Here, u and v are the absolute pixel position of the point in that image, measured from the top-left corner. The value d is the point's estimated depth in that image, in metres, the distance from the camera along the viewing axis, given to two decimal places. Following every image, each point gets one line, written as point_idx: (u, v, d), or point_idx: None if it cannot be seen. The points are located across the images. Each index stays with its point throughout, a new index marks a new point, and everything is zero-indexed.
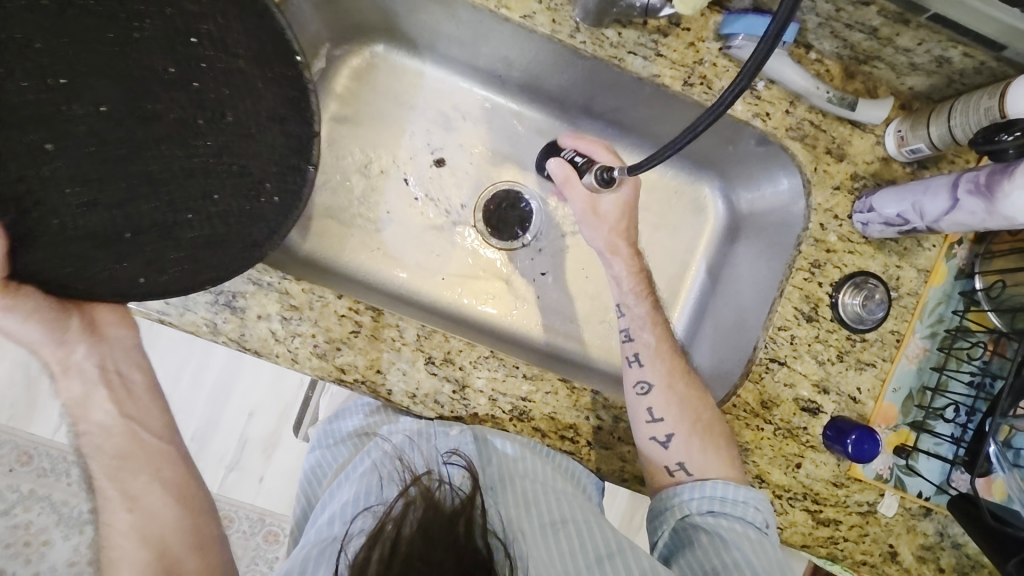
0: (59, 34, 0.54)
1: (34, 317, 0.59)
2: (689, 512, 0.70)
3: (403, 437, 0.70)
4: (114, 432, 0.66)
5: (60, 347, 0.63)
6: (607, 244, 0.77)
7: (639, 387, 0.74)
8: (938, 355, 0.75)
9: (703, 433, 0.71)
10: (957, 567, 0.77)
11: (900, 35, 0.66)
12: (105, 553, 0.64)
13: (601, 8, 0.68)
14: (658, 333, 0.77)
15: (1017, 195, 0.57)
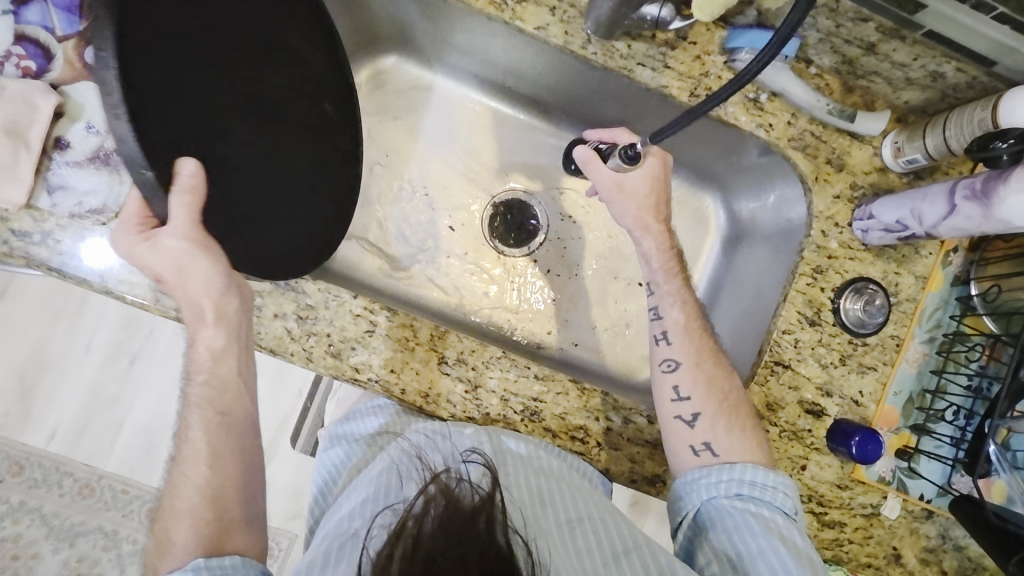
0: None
1: (200, 259, 0.56)
2: (717, 494, 0.71)
3: (422, 436, 0.71)
4: (221, 387, 0.63)
5: (221, 293, 0.59)
6: (636, 221, 0.79)
7: (665, 365, 0.76)
8: (936, 359, 0.77)
9: (728, 414, 0.72)
10: (960, 569, 0.78)
11: (896, 51, 0.70)
12: (168, 502, 0.63)
13: (612, 21, 0.70)
14: (688, 310, 0.78)
15: (1013, 200, 0.60)
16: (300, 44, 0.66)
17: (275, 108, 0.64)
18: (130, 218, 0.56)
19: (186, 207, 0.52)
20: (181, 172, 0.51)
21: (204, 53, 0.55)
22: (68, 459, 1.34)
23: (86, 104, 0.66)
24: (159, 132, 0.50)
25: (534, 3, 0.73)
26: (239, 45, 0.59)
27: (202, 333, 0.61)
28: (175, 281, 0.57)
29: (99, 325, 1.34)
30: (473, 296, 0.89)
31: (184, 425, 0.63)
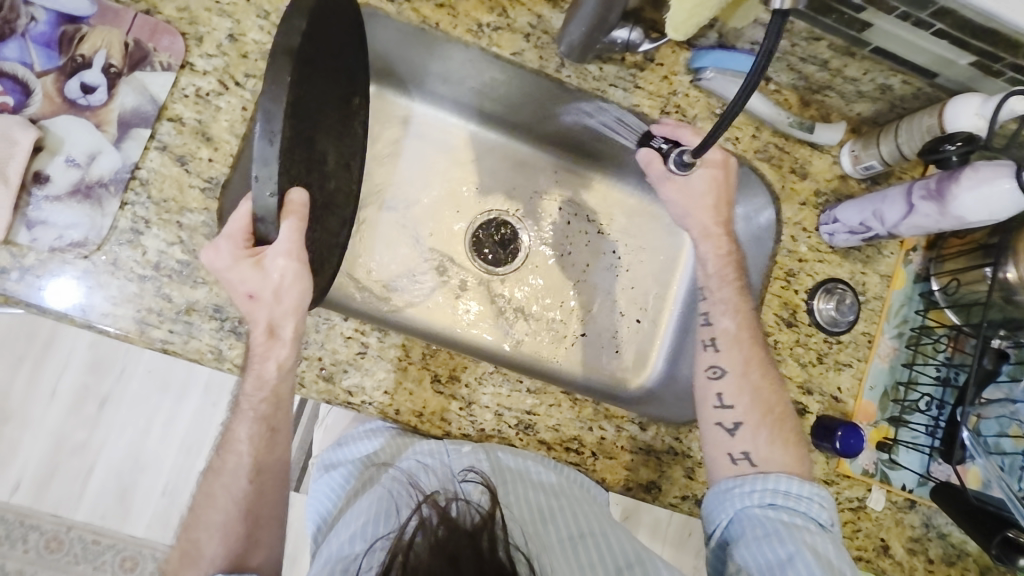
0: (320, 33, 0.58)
1: (301, 280, 0.59)
2: (750, 504, 0.71)
3: (415, 463, 0.70)
4: (276, 405, 0.65)
5: (293, 317, 0.61)
6: (699, 226, 0.80)
7: (710, 372, 0.77)
8: (906, 353, 0.81)
9: (770, 425, 0.74)
10: (945, 557, 0.81)
11: (847, 67, 0.74)
12: (198, 511, 0.69)
13: (585, 45, 0.74)
14: (741, 321, 0.77)
15: (965, 197, 0.64)
16: (353, 111, 0.74)
17: (317, 146, 0.64)
18: (237, 234, 0.58)
19: (295, 232, 0.56)
20: (290, 201, 0.55)
21: (314, 94, 0.61)
22: (35, 510, 1.28)
23: (67, 138, 0.65)
24: (286, 154, 0.55)
25: (510, 30, 0.77)
26: (326, 95, 0.65)
27: (273, 351, 0.62)
28: (268, 300, 0.59)
29: (66, 368, 1.28)
30: (459, 317, 0.89)
31: (234, 437, 0.68)
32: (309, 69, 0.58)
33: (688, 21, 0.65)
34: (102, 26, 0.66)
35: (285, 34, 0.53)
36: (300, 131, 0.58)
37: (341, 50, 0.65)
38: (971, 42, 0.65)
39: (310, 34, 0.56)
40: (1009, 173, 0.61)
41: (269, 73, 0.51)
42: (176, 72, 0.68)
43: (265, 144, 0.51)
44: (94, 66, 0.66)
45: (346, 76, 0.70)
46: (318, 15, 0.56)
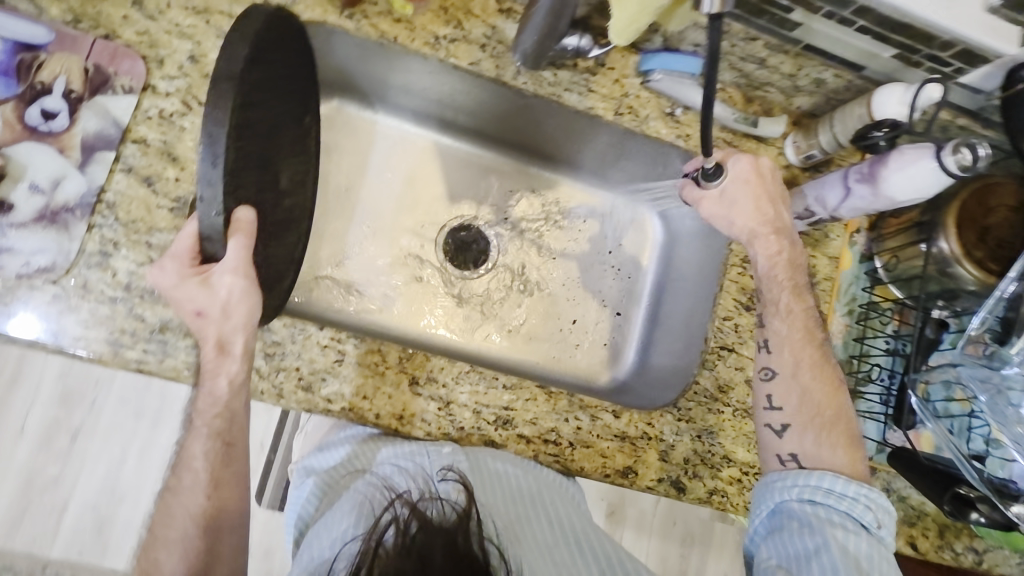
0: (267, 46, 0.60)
1: (248, 297, 0.61)
2: (788, 498, 0.72)
3: (389, 463, 0.73)
4: (230, 420, 0.66)
5: (242, 330, 0.63)
6: (745, 232, 0.77)
7: (763, 373, 0.78)
8: (857, 328, 0.87)
9: (819, 427, 0.73)
10: (906, 518, 0.86)
11: (783, 63, 0.79)
12: (156, 530, 0.68)
13: (537, 53, 0.77)
14: (793, 322, 0.77)
15: (895, 178, 0.69)
16: (304, 127, 0.76)
17: (269, 167, 0.67)
18: (184, 255, 0.61)
19: (243, 249, 0.58)
20: (238, 219, 0.57)
21: (262, 116, 0.62)
22: (6, 550, 1.24)
23: (29, 164, 0.65)
24: (232, 175, 0.56)
25: (466, 42, 0.80)
26: (277, 115, 0.66)
27: (224, 367, 0.64)
28: (215, 317, 0.61)
29: (33, 403, 1.25)
30: (429, 323, 0.91)
31: (190, 454, 0.68)
32: (256, 91, 0.59)
33: (632, 24, 0.66)
34: (61, 53, 0.67)
35: (227, 59, 0.54)
36: (250, 151, 0.60)
37: (293, 69, 0.68)
38: (890, 36, 0.71)
39: (254, 57, 0.57)
40: (930, 154, 0.66)
41: (212, 98, 0.52)
42: (138, 95, 0.68)
43: (208, 166, 0.52)
44: (54, 92, 0.66)
45: (296, 96, 0.71)
46: (260, 39, 0.58)
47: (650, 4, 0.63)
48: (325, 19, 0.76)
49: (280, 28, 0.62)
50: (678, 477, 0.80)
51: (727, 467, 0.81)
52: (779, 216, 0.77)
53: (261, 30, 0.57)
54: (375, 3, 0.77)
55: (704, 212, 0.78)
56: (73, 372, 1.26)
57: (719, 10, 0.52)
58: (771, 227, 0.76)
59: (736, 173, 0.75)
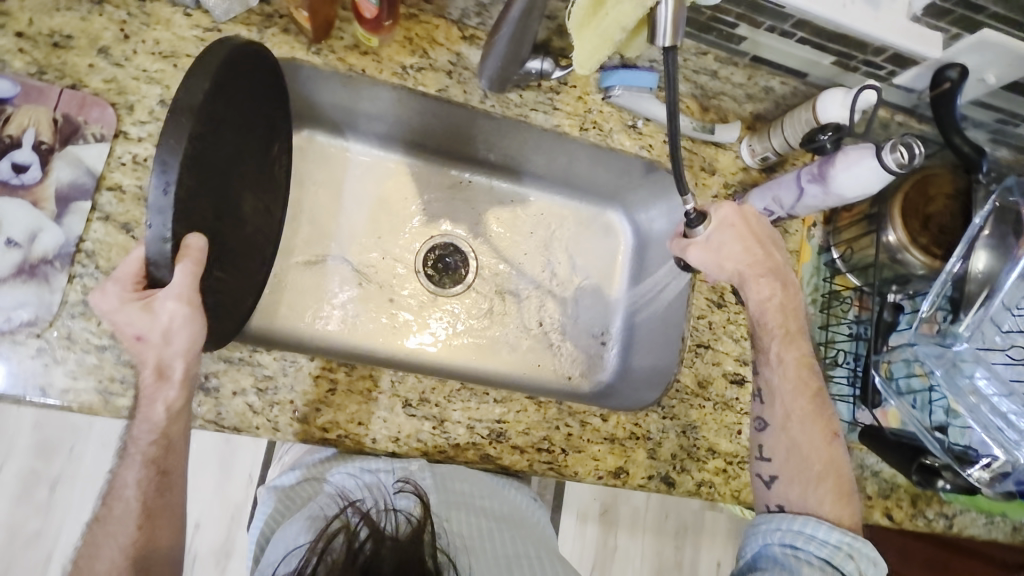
0: (229, 79, 0.61)
1: (189, 324, 0.60)
2: (771, 540, 0.73)
3: (348, 476, 0.75)
4: (166, 447, 0.65)
5: (181, 355, 0.61)
6: (733, 278, 0.78)
7: (757, 424, 0.81)
8: (821, 316, 0.92)
9: (807, 480, 0.75)
10: (880, 491, 0.92)
11: (734, 74, 0.84)
12: (85, 560, 0.66)
13: (502, 79, 0.81)
14: (786, 373, 0.79)
15: (843, 177, 0.74)
16: (270, 158, 0.77)
17: (229, 202, 0.67)
18: (128, 279, 0.60)
19: (189, 275, 0.57)
20: (188, 246, 0.57)
21: (223, 153, 0.63)
22: None
23: (4, 219, 0.65)
24: (185, 200, 0.57)
25: (432, 69, 0.82)
26: (240, 151, 0.67)
27: (161, 392, 0.62)
28: (156, 341, 0.60)
29: (8, 456, 1.27)
30: (406, 338, 0.93)
31: (120, 482, 0.67)
32: (217, 126, 0.60)
33: (595, 55, 0.65)
34: (28, 105, 0.67)
35: (186, 90, 0.56)
36: (209, 180, 0.61)
37: (257, 105, 0.69)
38: (828, 45, 0.76)
39: (216, 91, 0.59)
40: (871, 155, 0.72)
41: (167, 129, 0.54)
42: (111, 142, 0.69)
43: (160, 194, 0.54)
44: (24, 145, 0.66)
45: (261, 130, 0.72)
46: (223, 73, 0.59)
47: (611, 34, 0.62)
48: (292, 55, 0.77)
49: (246, 66, 0.64)
50: (667, 472, 0.83)
51: (711, 459, 0.85)
52: (768, 262, 0.79)
53: (224, 63, 0.59)
54: (342, 37, 0.79)
55: (693, 258, 0.77)
56: (49, 423, 1.27)
57: (671, 44, 0.55)
58: (760, 270, 0.78)
59: (722, 219, 0.77)
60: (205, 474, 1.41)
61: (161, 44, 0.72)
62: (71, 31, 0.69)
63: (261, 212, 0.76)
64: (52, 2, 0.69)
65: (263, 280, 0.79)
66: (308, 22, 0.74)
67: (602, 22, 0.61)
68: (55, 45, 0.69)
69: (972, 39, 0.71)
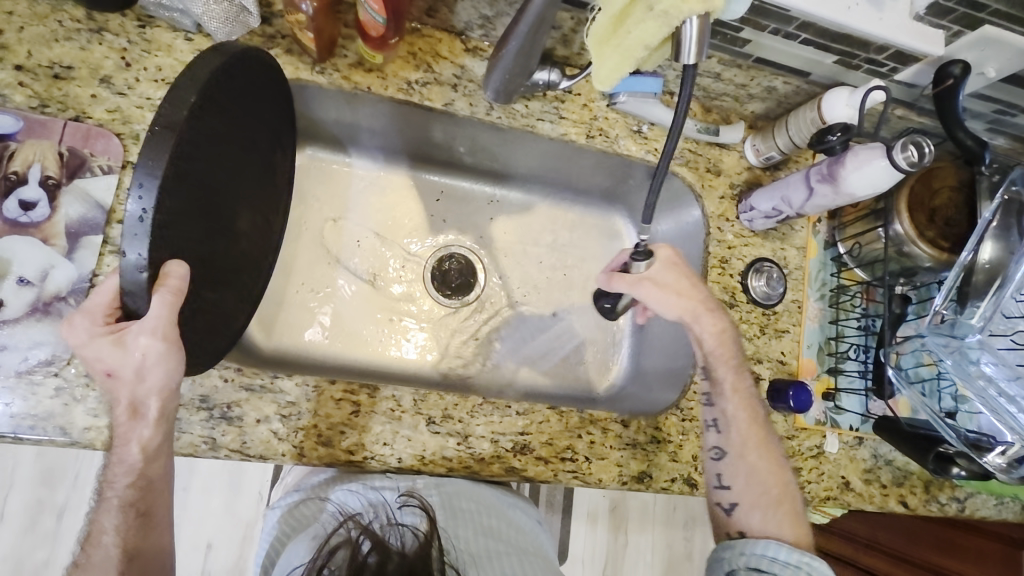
0: (219, 84, 0.55)
1: (165, 360, 0.55)
2: (737, 566, 0.78)
3: (351, 494, 0.76)
4: (144, 489, 0.62)
5: (159, 391, 0.57)
6: (685, 310, 0.80)
7: (713, 453, 0.83)
8: (830, 311, 0.93)
9: (765, 505, 0.80)
10: (895, 479, 0.93)
11: (737, 76, 0.84)
12: None
13: (509, 90, 0.81)
14: (739, 402, 0.82)
15: (853, 176, 0.76)
16: (275, 178, 0.76)
17: (229, 223, 0.65)
18: (99, 310, 0.56)
19: (167, 306, 0.52)
20: (168, 273, 0.52)
21: (215, 170, 0.59)
22: None
23: (14, 259, 0.64)
24: (166, 227, 0.51)
25: (438, 84, 0.82)
26: (233, 162, 0.63)
27: (135, 431, 0.59)
28: (128, 377, 0.56)
29: (11, 487, 1.27)
30: (419, 352, 0.93)
31: (98, 528, 0.63)
32: (203, 140, 0.54)
33: (615, 73, 0.64)
34: (31, 139, 0.65)
35: (170, 105, 0.49)
36: (196, 200, 0.56)
37: (253, 115, 0.64)
38: (832, 45, 0.77)
39: (203, 103, 0.53)
40: (881, 155, 0.73)
41: (145, 148, 0.48)
42: (118, 174, 0.68)
43: (135, 221, 0.48)
44: (30, 182, 0.65)
45: (257, 136, 0.68)
46: (212, 84, 0.53)
47: (633, 52, 0.61)
48: (297, 76, 0.77)
49: (244, 70, 0.58)
50: (689, 473, 0.84)
51: None
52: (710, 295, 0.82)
53: (217, 72, 0.53)
54: (346, 55, 0.78)
55: (642, 292, 0.80)
56: (48, 451, 1.27)
57: (695, 62, 0.55)
58: (708, 306, 0.81)
59: (664, 259, 0.81)
60: (212, 495, 1.40)
61: (163, 70, 0.71)
62: (71, 61, 0.68)
63: (264, 234, 0.75)
64: (50, 33, 0.68)
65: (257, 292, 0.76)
66: (312, 43, 0.73)
67: (623, 40, 0.61)
68: (55, 76, 0.67)
69: (975, 35, 0.73)
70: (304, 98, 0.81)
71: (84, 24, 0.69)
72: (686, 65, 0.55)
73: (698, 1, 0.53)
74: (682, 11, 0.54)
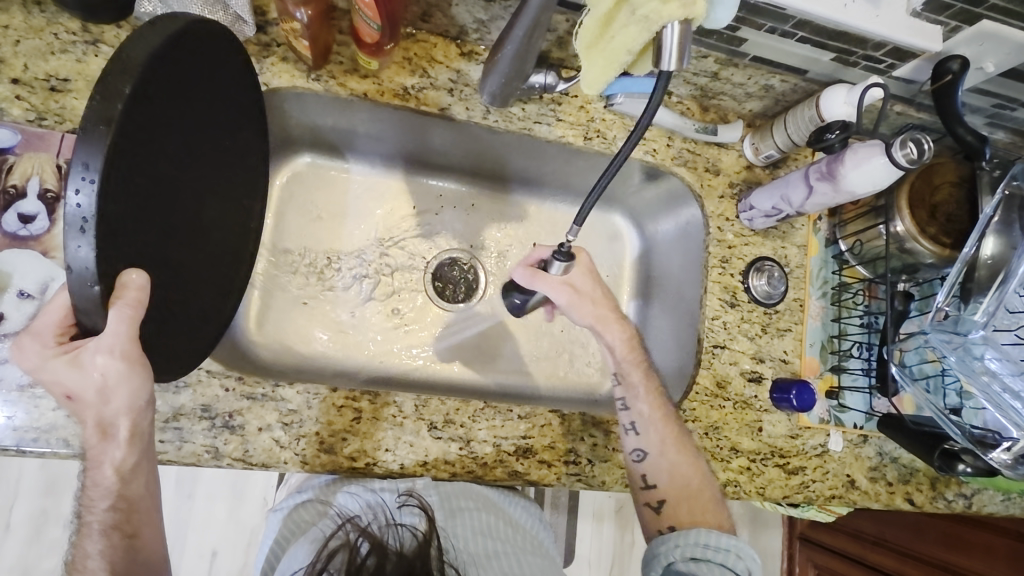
0: (162, 69, 0.49)
1: (127, 380, 0.52)
2: (672, 560, 0.77)
3: (352, 498, 0.75)
4: (130, 508, 0.61)
5: (127, 410, 0.55)
6: (595, 317, 0.84)
7: (634, 454, 0.80)
8: (833, 309, 0.93)
9: (689, 498, 0.80)
10: (901, 477, 0.93)
11: (734, 75, 0.84)
12: None
13: (505, 94, 0.80)
14: (652, 403, 0.81)
15: (852, 175, 0.76)
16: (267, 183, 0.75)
17: (200, 228, 0.64)
18: (49, 330, 0.53)
19: (126, 321, 0.49)
20: (126, 284, 0.49)
21: (166, 165, 0.55)
22: None
23: (14, 271, 0.64)
24: (114, 234, 0.48)
25: (434, 88, 0.82)
26: (186, 149, 0.58)
27: (107, 452, 0.58)
28: (91, 400, 0.54)
29: (16, 497, 1.27)
30: (420, 356, 0.93)
31: (81, 554, 0.59)
32: (147, 131, 0.50)
33: (600, 77, 0.64)
34: (29, 152, 0.65)
35: (102, 98, 0.45)
36: (147, 198, 0.52)
37: (207, 104, 0.60)
38: (829, 43, 0.76)
39: (144, 95, 0.48)
40: (881, 152, 0.73)
41: (78, 148, 0.44)
42: None
43: (76, 233, 0.45)
44: (29, 195, 0.65)
45: (218, 116, 0.63)
46: (151, 69, 0.48)
47: (617, 57, 0.61)
48: (293, 83, 0.77)
49: (188, 48, 0.53)
50: None
51: (735, 458, 0.86)
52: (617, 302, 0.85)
53: (156, 55, 0.48)
54: (341, 62, 0.78)
55: (559, 297, 0.82)
56: (52, 461, 1.27)
57: (676, 68, 0.56)
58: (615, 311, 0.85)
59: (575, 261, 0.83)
60: (216, 501, 1.40)
61: None
62: (67, 73, 0.68)
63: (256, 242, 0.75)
64: (46, 46, 0.68)
65: (237, 286, 0.74)
66: (308, 50, 0.73)
67: (608, 44, 0.60)
68: (52, 89, 0.67)
69: (972, 31, 0.72)
70: (297, 102, 0.81)
71: (80, 36, 0.69)
72: (664, 71, 0.55)
73: (677, 8, 0.54)
74: (663, 16, 0.54)
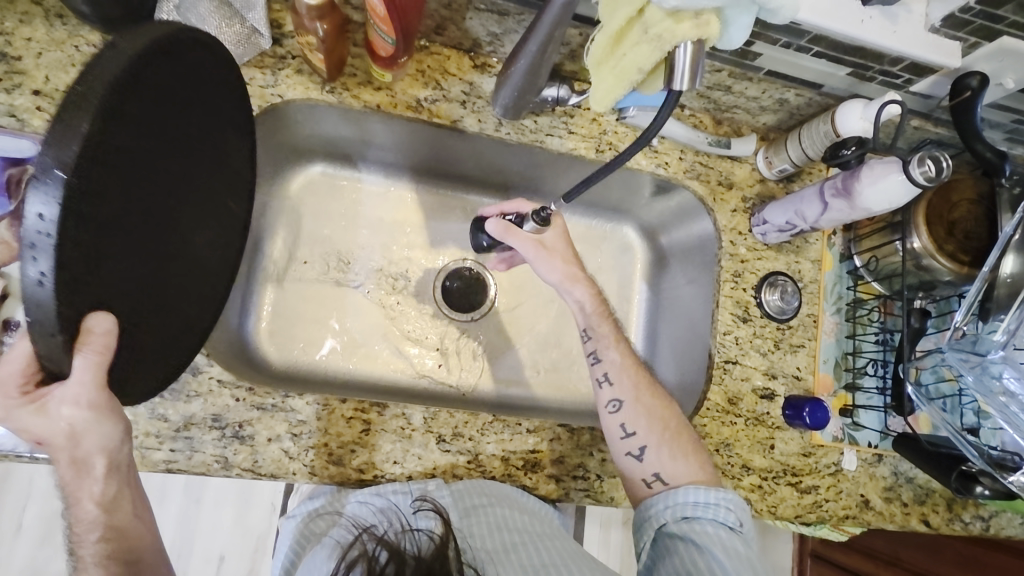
0: (133, 83, 0.47)
1: (96, 427, 0.53)
2: (665, 520, 0.74)
3: (365, 504, 0.71)
4: (121, 532, 0.59)
5: (100, 448, 0.55)
6: (564, 272, 0.82)
7: (611, 406, 0.79)
8: (847, 325, 0.92)
9: (668, 441, 0.77)
10: (917, 497, 0.91)
11: (748, 88, 0.83)
12: None
13: (517, 105, 0.80)
14: (623, 351, 0.82)
15: (868, 191, 0.74)
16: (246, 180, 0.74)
17: (183, 234, 0.63)
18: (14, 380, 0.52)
19: (92, 367, 0.49)
20: (91, 329, 0.48)
21: (146, 183, 0.54)
22: None
23: None
24: (88, 263, 0.47)
25: (447, 100, 0.83)
26: (165, 162, 0.56)
27: (85, 486, 0.56)
28: (61, 443, 0.53)
29: (28, 498, 1.29)
30: (431, 367, 0.92)
31: None
32: (124, 152, 0.49)
33: (610, 94, 0.63)
34: None
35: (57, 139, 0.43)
36: (126, 216, 0.51)
37: (185, 113, 0.58)
38: (846, 58, 0.76)
39: (115, 120, 0.46)
40: (898, 169, 0.72)
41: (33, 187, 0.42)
42: None
43: (37, 288, 0.44)
44: None
45: (197, 118, 0.61)
46: (123, 86, 0.46)
47: (628, 74, 0.60)
48: (307, 95, 0.77)
49: (162, 59, 0.51)
50: None
51: (747, 476, 0.85)
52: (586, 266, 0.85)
53: (125, 73, 0.46)
54: (354, 73, 0.79)
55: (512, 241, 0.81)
56: None
57: (690, 88, 0.56)
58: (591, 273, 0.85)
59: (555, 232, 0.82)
60: (226, 505, 1.41)
61: None
62: None
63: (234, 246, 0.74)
64: (67, 58, 0.69)
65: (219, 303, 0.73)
66: (323, 63, 0.74)
67: (618, 61, 0.59)
68: None
69: (992, 46, 0.72)
70: (310, 112, 0.81)
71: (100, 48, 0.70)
72: (676, 90, 0.55)
73: (692, 27, 0.54)
74: (677, 35, 0.54)
